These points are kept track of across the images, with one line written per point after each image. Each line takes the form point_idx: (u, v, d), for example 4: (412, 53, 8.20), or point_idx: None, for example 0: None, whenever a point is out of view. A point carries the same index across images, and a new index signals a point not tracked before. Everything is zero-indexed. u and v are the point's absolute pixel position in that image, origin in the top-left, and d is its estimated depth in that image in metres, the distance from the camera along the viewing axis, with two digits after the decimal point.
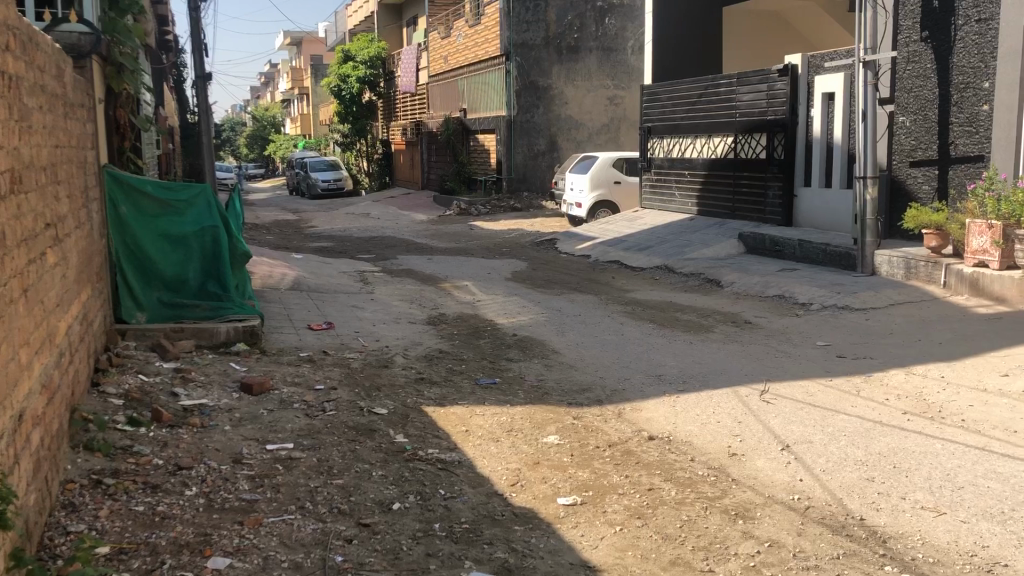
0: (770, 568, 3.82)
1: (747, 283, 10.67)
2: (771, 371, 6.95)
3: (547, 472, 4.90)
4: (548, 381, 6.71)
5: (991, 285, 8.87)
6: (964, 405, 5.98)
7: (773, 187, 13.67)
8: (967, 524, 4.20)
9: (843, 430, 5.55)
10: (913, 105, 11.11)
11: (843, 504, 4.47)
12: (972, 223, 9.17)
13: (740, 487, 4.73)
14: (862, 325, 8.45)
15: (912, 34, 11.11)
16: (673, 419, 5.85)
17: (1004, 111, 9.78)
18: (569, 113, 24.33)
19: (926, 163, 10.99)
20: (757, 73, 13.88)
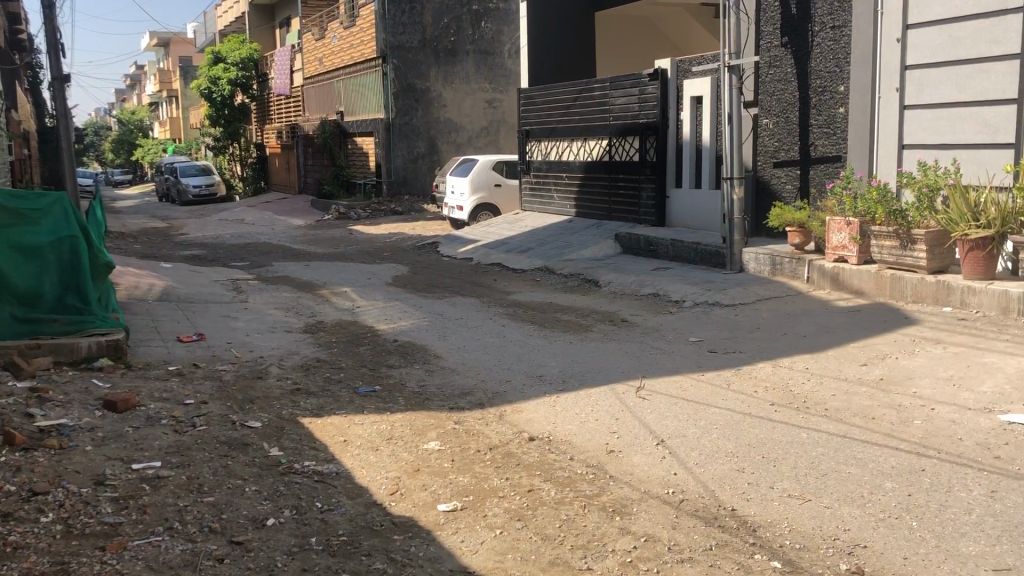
0: (647, 562, 3.89)
1: (623, 283, 10.89)
2: (647, 368, 7.11)
3: (427, 479, 4.86)
4: (429, 387, 6.66)
5: (850, 279, 9.38)
6: (827, 394, 6.26)
7: (646, 189, 14.00)
8: (830, 509, 4.40)
9: (715, 423, 5.73)
10: (775, 108, 11.61)
11: (715, 496, 4.60)
12: (831, 221, 9.67)
13: (618, 483, 4.81)
14: (732, 320, 8.75)
15: (773, 40, 11.61)
16: (552, 419, 5.90)
17: (858, 113, 10.30)
18: (449, 116, 24.35)
19: (788, 163, 11.49)
20: (630, 77, 14.22)
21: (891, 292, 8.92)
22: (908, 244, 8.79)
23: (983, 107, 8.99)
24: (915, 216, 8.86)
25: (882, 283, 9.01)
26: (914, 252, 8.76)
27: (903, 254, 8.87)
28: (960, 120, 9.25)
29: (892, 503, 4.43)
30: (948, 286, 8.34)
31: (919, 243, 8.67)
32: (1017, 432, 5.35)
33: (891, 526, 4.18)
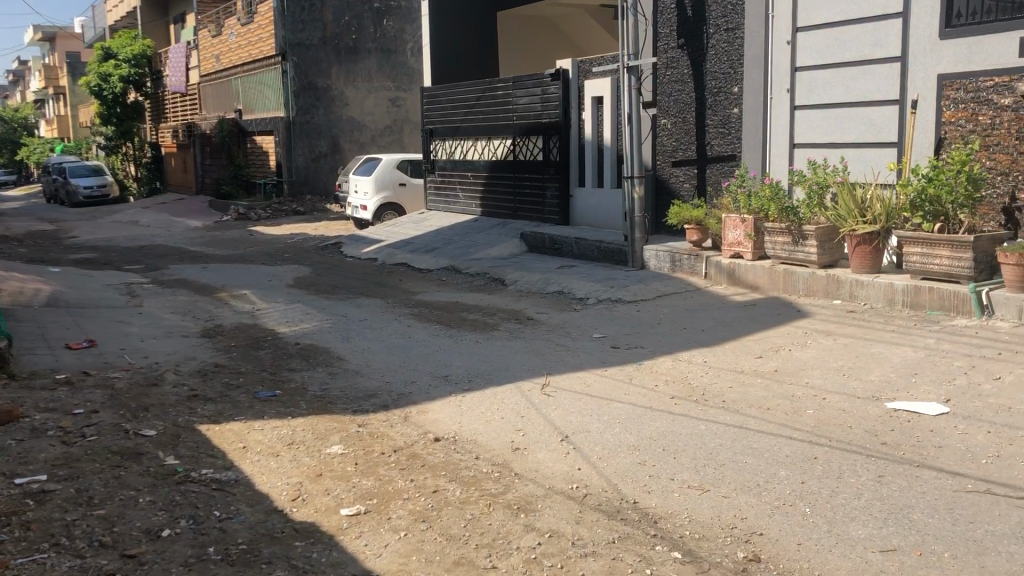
0: (550, 558, 3.92)
1: (528, 282, 10.94)
2: (552, 365, 7.17)
3: (330, 483, 4.79)
4: (332, 390, 6.56)
5: (745, 275, 9.67)
6: (724, 387, 6.44)
7: (550, 188, 14.12)
8: (728, 499, 4.51)
9: (617, 418, 5.82)
10: (673, 108, 11.87)
11: (617, 489, 4.68)
12: (727, 218, 9.95)
13: (522, 480, 4.83)
14: (634, 316, 8.91)
15: (670, 42, 11.87)
16: (457, 419, 5.89)
17: (751, 113, 10.61)
18: (351, 115, 24.06)
19: (686, 163, 11.75)
20: (532, 77, 14.33)
21: (784, 287, 9.22)
22: (800, 240, 9.10)
23: (867, 107, 9.39)
24: (806, 213, 9.19)
25: (776, 278, 9.31)
26: (805, 247, 9.08)
27: (795, 250, 9.17)
28: (846, 121, 9.63)
29: (786, 491, 4.57)
30: (838, 280, 8.68)
31: (810, 239, 8.99)
32: (902, 418, 5.61)
33: (785, 513, 4.32)
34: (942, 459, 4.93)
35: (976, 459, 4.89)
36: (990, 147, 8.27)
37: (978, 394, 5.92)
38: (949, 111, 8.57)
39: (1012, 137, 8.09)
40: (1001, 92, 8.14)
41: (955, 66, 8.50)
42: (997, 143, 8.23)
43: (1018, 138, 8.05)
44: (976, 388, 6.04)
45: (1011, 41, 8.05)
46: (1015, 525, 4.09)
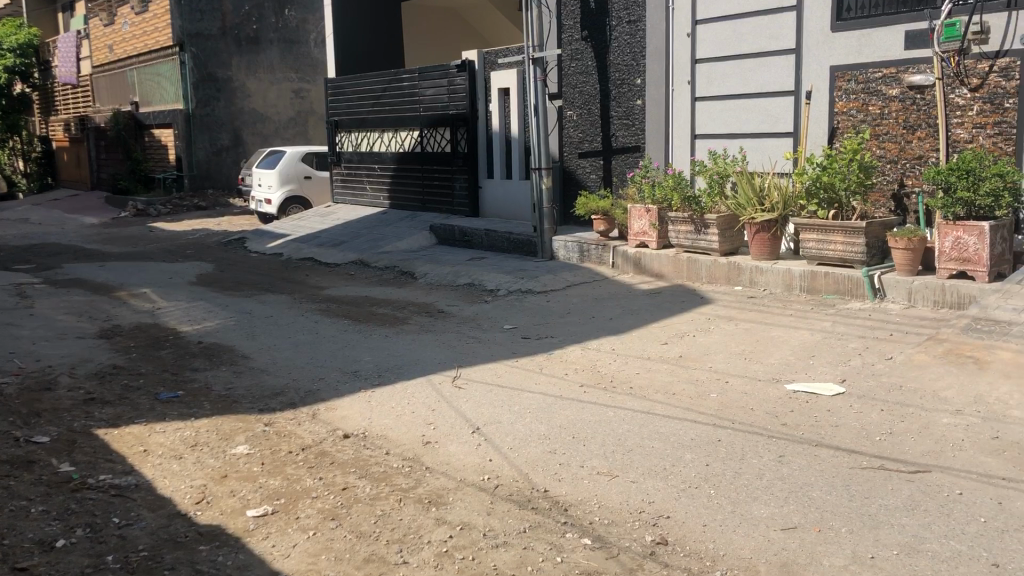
0: (462, 550, 3.92)
1: (438, 274, 10.89)
2: (462, 357, 7.17)
3: (235, 484, 4.68)
4: (237, 389, 6.40)
5: (651, 264, 9.84)
6: (632, 373, 6.55)
7: (459, 179, 14.08)
8: (635, 483, 4.59)
9: (528, 407, 5.86)
10: (579, 100, 11.97)
11: (528, 479, 4.70)
12: (632, 208, 10.11)
13: (433, 474, 4.82)
14: (544, 306, 8.97)
15: (574, 33, 11.96)
16: (367, 414, 5.84)
17: (654, 105, 10.79)
18: (253, 107, 23.51)
19: (592, 153, 11.88)
20: (437, 68, 14.26)
21: (688, 274, 9.42)
22: (703, 229, 9.32)
23: (765, 98, 9.64)
24: (707, 202, 9.40)
25: (680, 267, 9.50)
26: (707, 235, 9.30)
27: (698, 238, 9.39)
28: (745, 112, 9.88)
29: (692, 474, 4.68)
30: (739, 266, 8.92)
31: (712, 227, 9.21)
32: (801, 399, 5.80)
33: (692, 495, 4.42)
34: (838, 437, 5.12)
35: (870, 437, 5.10)
36: (880, 136, 8.63)
37: (872, 373, 6.17)
38: (841, 101, 8.89)
39: (900, 126, 8.47)
40: (890, 83, 8.49)
41: (846, 58, 8.80)
42: (886, 132, 8.59)
43: (905, 128, 8.44)
44: (870, 367, 6.30)
45: (898, 34, 8.38)
46: (907, 498, 4.28)
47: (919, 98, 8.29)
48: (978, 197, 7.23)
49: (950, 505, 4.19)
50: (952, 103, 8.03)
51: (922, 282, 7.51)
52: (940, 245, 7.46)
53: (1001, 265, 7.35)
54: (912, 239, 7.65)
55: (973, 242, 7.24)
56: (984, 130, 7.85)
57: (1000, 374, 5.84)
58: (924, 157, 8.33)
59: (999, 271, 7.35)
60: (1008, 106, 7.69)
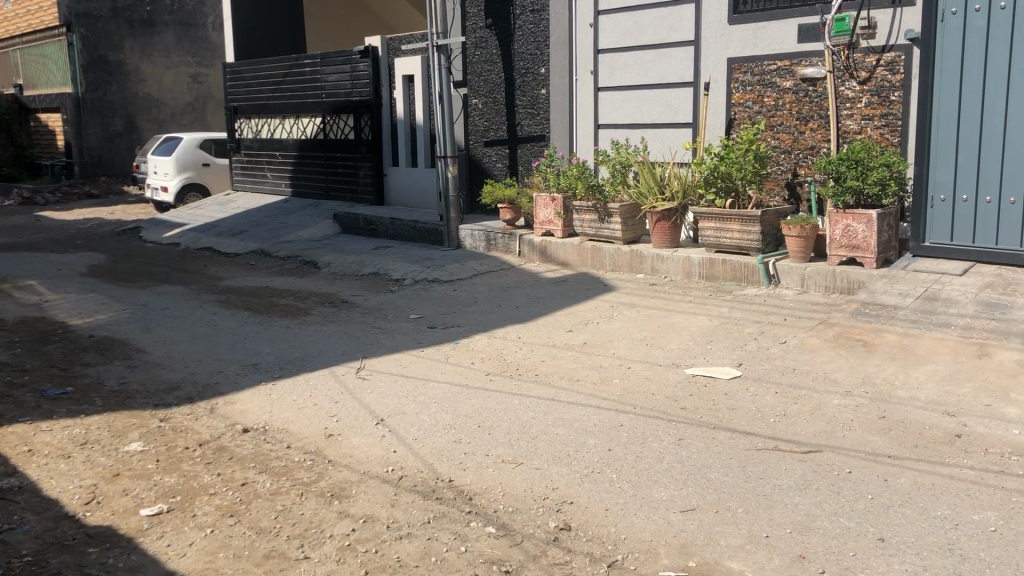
0: (365, 543, 3.87)
1: (342, 264, 10.72)
2: (366, 348, 7.07)
3: (128, 483, 4.51)
4: (130, 384, 6.18)
5: (556, 252, 9.92)
6: (537, 361, 6.58)
7: (363, 167, 13.89)
8: (539, 470, 4.62)
9: (433, 397, 5.83)
10: (484, 88, 11.95)
11: (433, 469, 4.68)
12: (538, 197, 10.15)
13: (336, 467, 4.74)
14: (450, 295, 8.94)
15: (478, 21, 11.91)
16: (268, 408, 5.71)
17: (558, 94, 10.86)
18: (148, 91, 22.67)
19: (497, 142, 11.88)
20: (340, 54, 14.02)
21: (592, 262, 9.54)
22: (606, 218, 9.44)
23: (665, 89, 9.81)
24: (610, 191, 9.53)
25: (584, 255, 9.61)
26: (610, 224, 9.42)
27: (601, 227, 9.50)
28: (646, 102, 10.03)
29: (594, 459, 4.73)
30: (640, 255, 9.08)
31: (615, 216, 9.34)
32: (700, 383, 5.95)
33: (594, 480, 4.48)
34: (734, 420, 5.26)
35: (765, 419, 5.25)
36: (774, 127, 8.88)
37: (767, 357, 6.37)
38: (738, 93, 9.11)
39: (793, 118, 8.74)
40: (783, 76, 8.75)
41: (743, 51, 9.02)
42: (780, 124, 8.85)
43: (798, 119, 8.70)
44: (765, 351, 6.49)
45: (791, 27, 8.63)
46: (799, 477, 4.43)
47: (811, 91, 8.57)
48: (866, 186, 7.49)
49: (840, 483, 4.35)
50: (842, 95, 8.32)
51: (814, 269, 7.79)
52: (831, 233, 7.73)
53: (887, 251, 7.66)
54: (805, 227, 7.92)
55: (862, 229, 7.53)
56: (872, 122, 8.16)
57: (886, 357, 6.09)
58: (816, 148, 8.61)
59: (886, 257, 7.66)
60: (893, 99, 8.01)
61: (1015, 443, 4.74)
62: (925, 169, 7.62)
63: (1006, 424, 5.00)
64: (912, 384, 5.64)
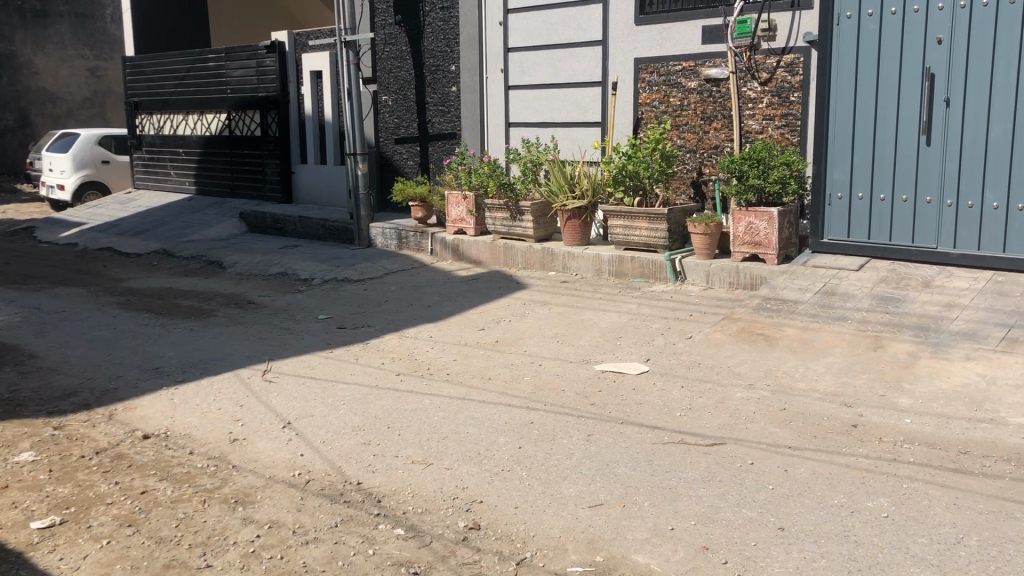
0: (269, 549, 3.79)
1: (249, 263, 10.48)
2: (274, 350, 6.93)
3: (18, 495, 4.32)
4: (22, 392, 5.91)
5: (468, 250, 9.92)
6: (448, 360, 6.55)
7: (271, 164, 13.62)
8: (450, 470, 4.60)
9: (342, 399, 5.75)
10: (394, 85, 11.85)
11: (340, 472, 4.61)
12: (450, 195, 10.12)
13: (241, 472, 4.63)
14: (361, 295, 8.83)
15: (387, 18, 11.80)
16: (170, 413, 5.53)
17: (469, 92, 10.85)
18: (42, 85, 21.77)
19: (408, 139, 11.79)
20: (245, 48, 13.71)
21: (504, 259, 9.57)
22: (518, 216, 9.47)
23: (574, 88, 9.90)
24: (522, 189, 9.53)
25: (497, 253, 9.63)
26: (522, 222, 9.46)
27: (513, 225, 9.53)
28: (556, 101, 10.09)
29: (505, 457, 4.74)
30: (552, 252, 9.15)
31: (526, 214, 9.39)
32: (609, 378, 6.03)
33: (504, 478, 4.48)
34: (642, 415, 5.34)
35: (672, 413, 5.35)
36: (680, 127, 9.05)
37: (674, 352, 6.49)
38: (645, 93, 9.25)
39: (698, 118, 8.92)
40: (688, 76, 8.92)
41: (648, 51, 9.17)
42: (686, 123, 9.03)
43: (703, 119, 8.89)
44: (671, 346, 6.61)
45: (695, 28, 8.82)
46: (704, 469, 4.53)
47: (715, 91, 8.76)
48: (767, 184, 7.71)
49: (742, 475, 4.45)
50: (745, 96, 8.53)
51: (718, 265, 7.99)
52: (735, 230, 7.93)
53: (788, 248, 7.89)
54: (709, 225, 8.11)
55: (764, 227, 7.74)
56: (772, 122, 8.40)
57: (787, 350, 6.28)
58: (720, 147, 8.82)
59: (787, 254, 7.90)
60: (793, 100, 8.25)
61: (907, 431, 4.94)
62: (822, 168, 7.88)
63: (899, 413, 5.20)
64: (811, 376, 5.83)
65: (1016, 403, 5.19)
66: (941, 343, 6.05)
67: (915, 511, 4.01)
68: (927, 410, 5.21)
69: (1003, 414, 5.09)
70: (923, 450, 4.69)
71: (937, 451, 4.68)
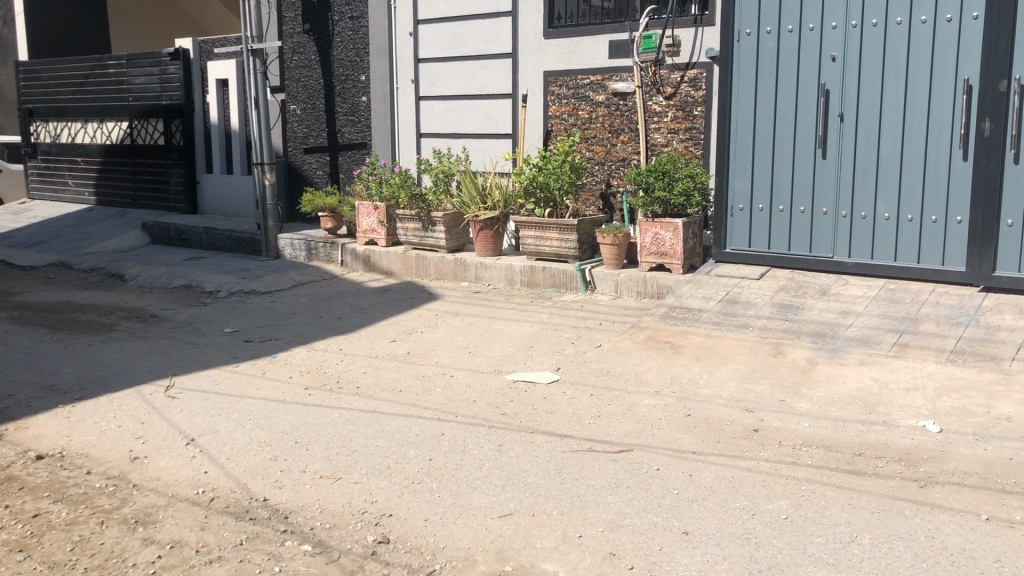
0: (171, 570, 3.69)
1: (152, 275, 10.19)
2: (177, 364, 6.75)
3: None
4: None
5: (379, 261, 9.86)
6: (358, 373, 6.49)
7: (175, 174, 13.28)
8: (359, 484, 4.56)
9: (248, 414, 5.63)
10: (302, 94, 11.70)
11: (246, 489, 4.52)
12: (360, 205, 10.05)
13: (142, 492, 4.49)
14: (269, 307, 8.68)
15: (295, 26, 11.65)
16: (65, 432, 5.33)
17: (379, 102, 10.81)
18: None
19: (317, 149, 11.66)
20: (148, 55, 13.34)
21: (416, 271, 9.55)
22: (429, 226, 9.46)
23: (485, 100, 9.96)
24: (434, 200, 9.55)
25: (408, 264, 9.61)
26: (434, 233, 9.44)
27: (425, 236, 9.51)
28: (466, 112, 10.13)
29: (414, 469, 4.72)
30: (464, 263, 9.17)
31: (438, 225, 9.38)
32: (520, 388, 6.06)
33: (413, 491, 4.46)
34: (552, 424, 5.39)
35: (580, 421, 5.42)
36: (589, 139, 9.20)
37: (583, 361, 6.58)
38: (554, 105, 9.37)
39: (606, 131, 9.08)
40: (596, 90, 9.08)
41: (557, 65, 9.29)
42: (594, 136, 9.17)
43: (610, 132, 9.05)
44: (581, 355, 6.70)
45: (602, 43, 8.98)
46: (611, 476, 4.60)
47: (622, 105, 8.93)
48: (672, 196, 7.90)
49: (648, 481, 4.54)
50: (650, 109, 8.72)
51: (626, 275, 8.14)
52: (642, 240, 8.11)
53: (692, 258, 8.10)
54: (617, 236, 8.27)
55: (669, 237, 7.93)
56: (677, 136, 8.60)
57: (692, 357, 6.43)
58: (626, 159, 8.99)
59: (691, 263, 8.11)
60: (696, 113, 8.47)
61: (805, 435, 5.12)
62: (724, 180, 8.10)
63: (797, 417, 5.39)
64: (715, 383, 5.98)
65: (906, 405, 5.43)
66: (837, 349, 6.29)
67: (813, 512, 4.16)
68: (824, 414, 5.40)
69: (895, 416, 5.32)
70: (821, 453, 4.87)
71: (834, 453, 4.85)
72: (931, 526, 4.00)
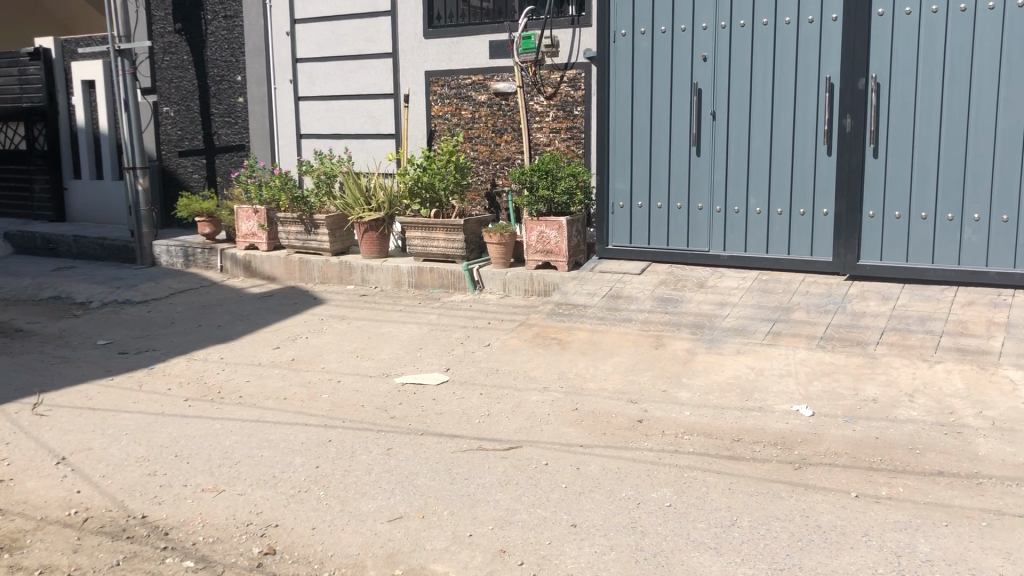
0: None
1: (16, 288, 9.65)
2: (45, 381, 6.42)
3: None
4: None
5: (262, 266, 9.64)
6: (240, 382, 6.33)
7: (40, 180, 12.66)
8: (243, 495, 4.44)
9: (124, 429, 5.41)
10: (175, 96, 11.31)
11: (123, 507, 4.34)
12: (240, 209, 9.79)
13: (8, 516, 4.25)
14: (145, 317, 8.36)
15: (165, 25, 11.25)
16: None
17: (257, 103, 10.56)
18: None
19: (192, 152, 11.29)
20: (5, 55, 12.63)
21: (300, 275, 9.37)
22: (313, 229, 9.27)
23: (366, 100, 9.85)
24: (316, 201, 9.29)
25: (292, 268, 9.42)
26: (318, 236, 9.27)
27: (308, 239, 9.32)
28: (347, 112, 10.00)
29: (300, 478, 4.63)
30: (349, 266, 9.06)
31: (321, 228, 9.21)
32: (408, 391, 6.02)
33: (300, 500, 4.37)
34: (441, 425, 5.38)
35: (470, 420, 5.43)
36: (472, 139, 9.23)
37: (472, 360, 6.60)
38: (436, 105, 9.36)
39: (489, 130, 9.13)
40: (478, 90, 9.11)
41: (438, 64, 9.28)
42: (478, 135, 9.21)
43: (493, 132, 9.11)
44: (470, 355, 6.71)
45: (482, 43, 9.02)
46: (500, 474, 4.62)
47: (504, 105, 9.00)
48: (556, 195, 8.00)
49: (537, 476, 4.59)
50: (532, 109, 8.81)
51: (513, 274, 8.19)
52: (527, 238, 8.19)
53: (577, 255, 8.24)
54: (504, 235, 8.32)
55: (554, 235, 8.04)
56: (558, 135, 8.73)
57: (578, 352, 6.54)
58: (510, 159, 9.07)
59: (575, 260, 8.24)
60: (576, 113, 8.62)
61: (687, 423, 5.27)
62: (605, 178, 8.25)
63: (679, 406, 5.54)
64: (600, 376, 6.09)
65: (781, 391, 5.66)
66: (715, 339, 6.50)
67: (694, 499, 4.28)
68: (704, 402, 5.58)
69: (771, 402, 5.54)
70: (701, 440, 5.02)
71: (714, 440, 5.01)
72: (805, 506, 4.18)
